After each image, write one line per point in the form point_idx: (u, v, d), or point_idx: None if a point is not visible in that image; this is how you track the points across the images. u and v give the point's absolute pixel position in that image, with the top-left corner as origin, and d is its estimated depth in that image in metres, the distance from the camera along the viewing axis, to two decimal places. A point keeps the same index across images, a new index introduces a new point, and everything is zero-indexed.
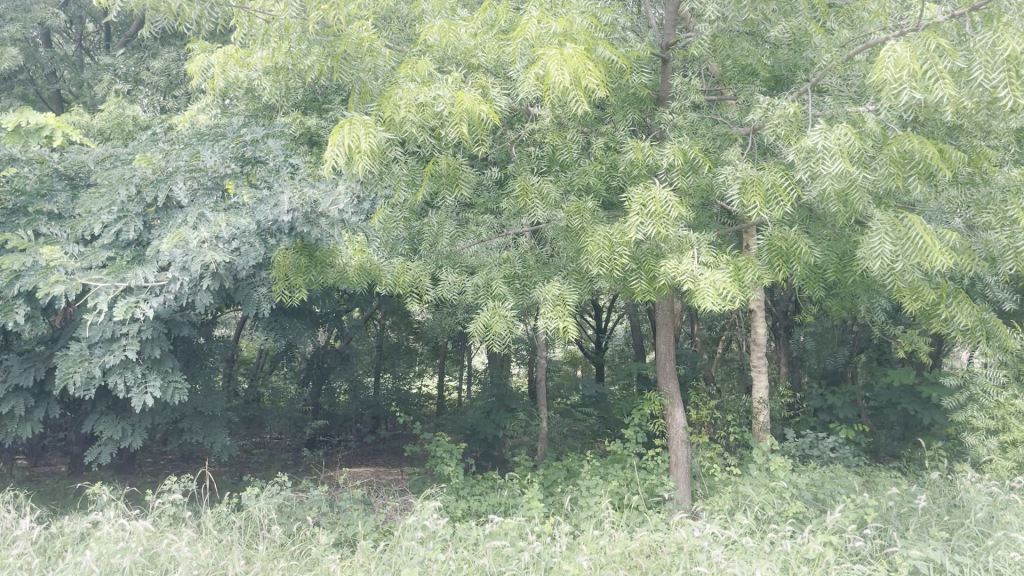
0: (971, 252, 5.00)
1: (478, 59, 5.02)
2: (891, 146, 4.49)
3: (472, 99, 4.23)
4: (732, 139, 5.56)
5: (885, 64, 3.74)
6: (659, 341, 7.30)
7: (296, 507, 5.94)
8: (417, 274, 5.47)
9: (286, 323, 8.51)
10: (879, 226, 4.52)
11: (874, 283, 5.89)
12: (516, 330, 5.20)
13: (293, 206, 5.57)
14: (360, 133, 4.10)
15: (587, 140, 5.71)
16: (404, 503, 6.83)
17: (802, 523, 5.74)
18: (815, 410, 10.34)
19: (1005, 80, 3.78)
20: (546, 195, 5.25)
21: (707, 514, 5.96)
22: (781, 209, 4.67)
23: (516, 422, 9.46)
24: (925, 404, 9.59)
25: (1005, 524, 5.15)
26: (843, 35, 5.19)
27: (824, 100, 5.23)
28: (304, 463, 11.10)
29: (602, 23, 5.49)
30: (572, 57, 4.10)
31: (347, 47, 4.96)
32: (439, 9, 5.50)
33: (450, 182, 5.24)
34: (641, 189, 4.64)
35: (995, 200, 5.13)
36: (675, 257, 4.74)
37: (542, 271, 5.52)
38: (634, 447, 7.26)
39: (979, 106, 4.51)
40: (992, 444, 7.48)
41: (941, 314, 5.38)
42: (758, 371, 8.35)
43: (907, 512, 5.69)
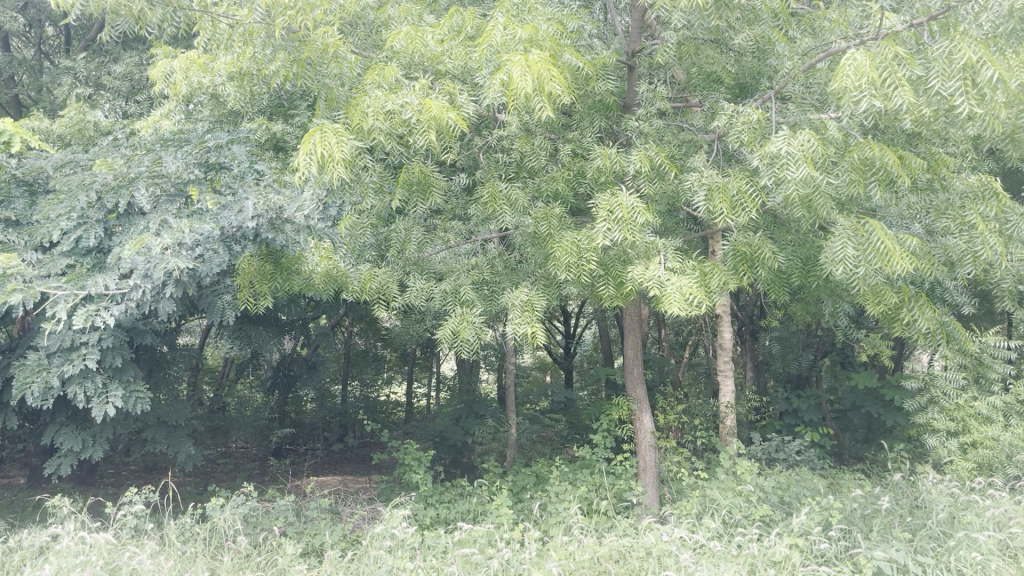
0: (931, 257, 5.08)
1: (444, 66, 5.01)
2: (852, 154, 4.56)
3: (440, 106, 4.19)
4: (697, 146, 5.61)
5: (846, 72, 3.80)
6: (626, 346, 7.27)
7: (262, 518, 5.87)
8: (384, 280, 5.46)
9: (252, 332, 8.47)
10: (842, 232, 4.60)
11: (837, 287, 5.97)
12: (485, 336, 5.18)
13: (258, 211, 5.40)
14: (332, 142, 4.06)
15: (554, 146, 5.74)
16: (372, 511, 6.79)
17: (768, 526, 5.79)
18: (780, 414, 10.48)
19: (961, 89, 3.87)
20: (515, 200, 5.26)
21: (675, 519, 6.00)
22: (746, 216, 4.74)
23: (485, 428, 9.42)
24: (888, 406, 9.73)
25: (966, 524, 5.25)
26: (806, 43, 5.27)
27: (787, 107, 5.30)
28: (270, 472, 10.93)
29: (567, 29, 5.54)
30: (536, 62, 4.11)
31: (312, 53, 4.92)
32: (405, 15, 5.50)
33: (421, 190, 5.24)
34: (608, 195, 4.67)
35: (953, 206, 5.20)
36: (642, 263, 4.78)
37: (510, 277, 5.56)
38: (602, 452, 7.27)
39: (938, 114, 4.60)
40: (953, 446, 7.63)
41: (903, 319, 5.45)
42: (725, 375, 8.44)
43: (871, 513, 5.77)
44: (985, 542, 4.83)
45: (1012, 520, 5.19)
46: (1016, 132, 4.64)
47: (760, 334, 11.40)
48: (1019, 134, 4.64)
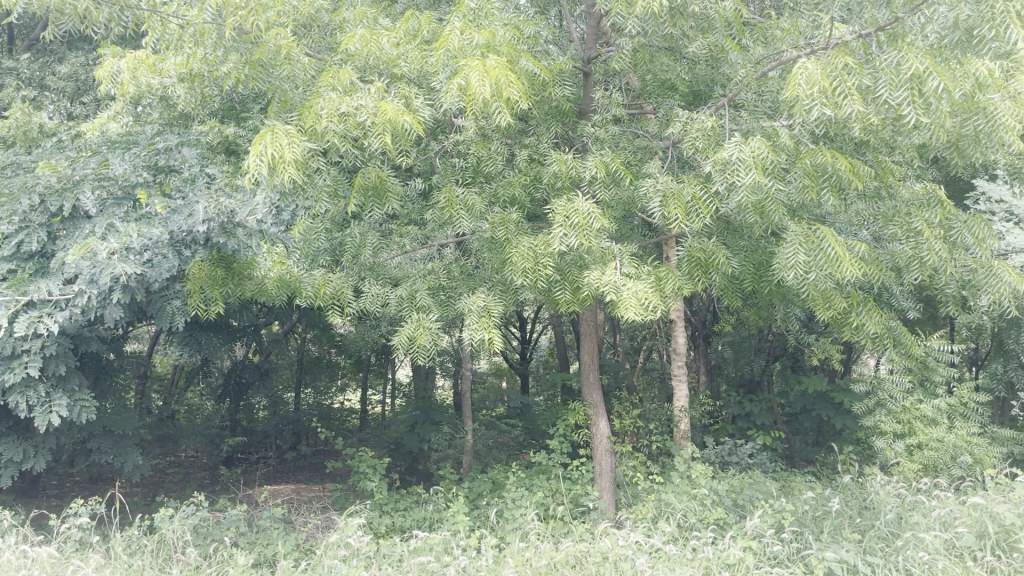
0: (879, 263, 5.20)
1: (400, 69, 4.95)
2: (804, 160, 4.65)
3: (395, 109, 4.16)
4: (652, 152, 5.65)
5: (798, 80, 3.87)
6: (582, 351, 7.29)
7: (212, 528, 5.74)
8: (338, 286, 5.38)
9: (202, 338, 8.32)
10: (794, 238, 4.66)
11: (788, 292, 6.07)
12: (441, 342, 5.14)
13: (208, 216, 5.26)
14: (283, 143, 3.99)
15: (510, 151, 5.75)
16: (326, 520, 6.70)
17: (722, 529, 5.85)
18: (732, 418, 10.61)
19: (909, 99, 3.96)
20: (472, 205, 5.27)
21: (631, 523, 6.02)
22: (700, 222, 4.79)
23: (441, 435, 9.33)
24: (837, 409, 9.91)
25: (913, 524, 5.37)
26: (758, 52, 5.36)
27: (740, 116, 5.36)
28: (221, 481, 10.72)
29: (524, 35, 5.54)
30: (493, 68, 4.10)
31: (264, 54, 4.83)
32: (361, 18, 5.47)
33: (377, 196, 5.18)
34: (564, 201, 4.69)
35: (900, 213, 5.28)
36: (598, 268, 4.80)
37: (466, 282, 5.53)
38: (559, 457, 7.26)
39: (885, 122, 4.70)
40: (899, 448, 7.78)
41: (852, 323, 5.55)
42: (678, 379, 8.54)
43: (821, 515, 5.87)
44: (932, 542, 4.93)
45: (957, 519, 5.31)
46: (960, 140, 4.76)
47: (712, 339, 11.53)
48: (963, 142, 4.76)
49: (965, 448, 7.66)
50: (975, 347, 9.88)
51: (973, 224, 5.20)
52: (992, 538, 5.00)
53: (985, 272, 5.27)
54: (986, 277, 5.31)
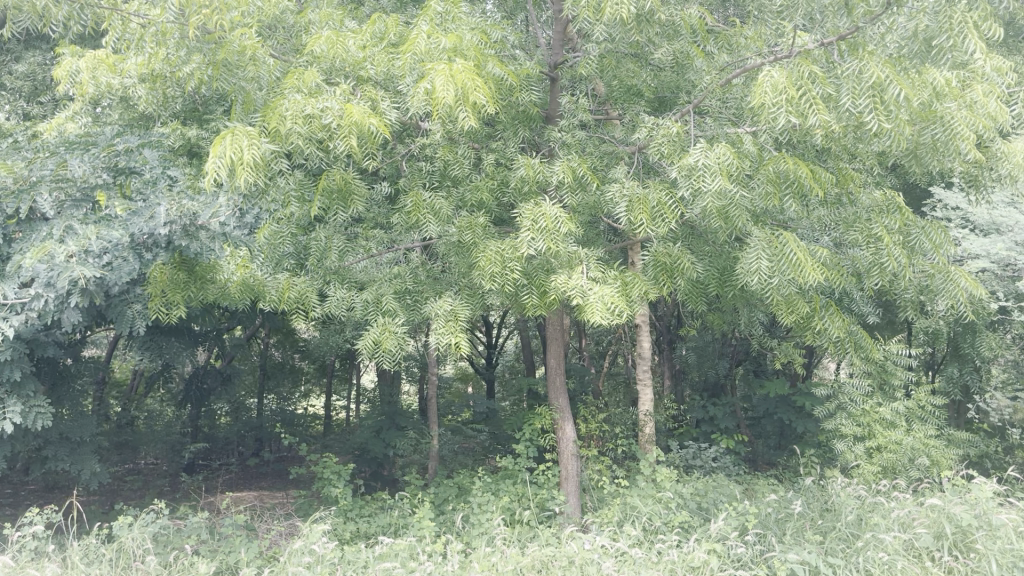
0: (840, 268, 5.31)
1: (367, 72, 4.92)
2: (767, 167, 4.72)
3: (362, 111, 4.15)
4: (618, 157, 5.69)
5: (763, 88, 3.93)
6: (548, 356, 7.27)
7: (173, 536, 5.65)
8: (302, 289, 5.34)
9: (163, 343, 8.17)
10: (757, 243, 4.71)
11: (751, 297, 6.15)
12: (407, 347, 5.11)
13: (170, 218, 5.09)
14: (244, 144, 3.96)
15: (477, 155, 5.75)
16: (290, 528, 6.63)
17: (687, 532, 5.90)
18: (696, 421, 10.71)
19: (870, 107, 4.04)
20: (438, 210, 5.25)
21: (596, 527, 6.04)
22: (665, 226, 4.83)
23: (406, 440, 9.28)
24: (799, 413, 10.06)
25: (873, 526, 5.46)
26: (723, 58, 5.36)
27: (704, 122, 5.41)
28: (182, 488, 10.52)
29: (490, 39, 5.55)
30: (460, 72, 4.12)
31: (228, 54, 4.75)
32: (326, 20, 5.45)
33: (342, 199, 5.14)
34: (531, 205, 4.70)
35: (860, 219, 5.41)
36: (565, 272, 4.83)
37: (433, 286, 5.51)
38: (525, 462, 7.25)
39: (846, 130, 4.79)
40: (859, 450, 7.90)
41: (815, 327, 5.64)
42: (643, 383, 8.58)
43: (783, 517, 5.95)
44: (891, 542, 5.02)
45: (916, 520, 5.40)
46: (918, 148, 4.86)
47: (677, 343, 11.61)
48: (921, 150, 4.86)
49: (922, 450, 7.81)
50: (933, 352, 10.05)
51: (931, 229, 5.35)
52: (950, 538, 5.08)
53: (942, 277, 5.39)
54: (943, 283, 5.44)
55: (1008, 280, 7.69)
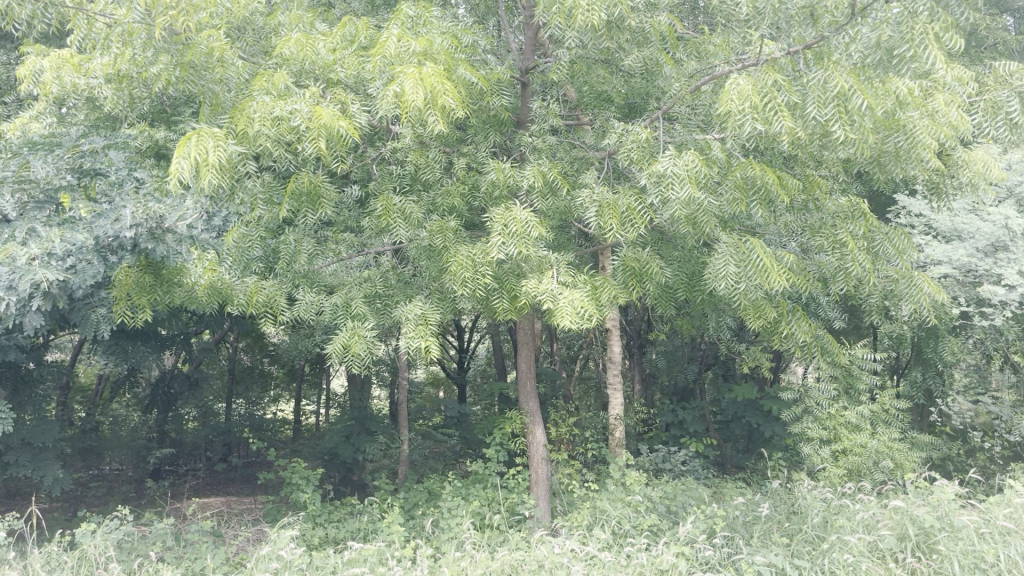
0: (806, 273, 5.39)
1: (337, 74, 4.89)
2: (735, 173, 4.79)
3: (331, 114, 4.15)
4: (589, 163, 5.72)
5: (730, 95, 3.98)
6: (519, 360, 7.26)
7: (138, 543, 5.56)
8: (271, 293, 5.31)
9: (129, 347, 8.04)
10: (725, 249, 4.76)
11: (720, 301, 6.20)
12: (377, 351, 5.09)
13: (136, 220, 5.02)
14: (209, 145, 3.94)
15: (448, 160, 5.74)
16: (257, 534, 6.57)
17: (656, 535, 5.94)
18: (666, 425, 10.78)
19: (836, 115, 4.11)
20: (409, 214, 5.25)
21: (566, 531, 6.05)
22: (635, 231, 4.87)
23: (376, 445, 9.23)
24: (767, 417, 10.16)
25: (838, 528, 5.54)
26: (691, 66, 5.44)
27: (673, 128, 5.46)
28: (147, 495, 10.35)
29: (462, 44, 5.56)
30: (430, 75, 4.14)
31: (195, 56, 4.71)
32: (296, 22, 5.43)
33: (311, 201, 5.11)
34: (502, 209, 4.72)
35: (826, 225, 5.50)
36: (535, 277, 4.85)
37: (403, 290, 5.50)
38: (496, 466, 7.24)
39: (812, 138, 4.86)
40: (825, 453, 8.00)
41: (782, 332, 5.72)
42: (614, 388, 8.62)
43: (751, 520, 6.03)
44: (855, 544, 5.08)
45: (880, 522, 5.47)
46: (881, 155, 4.94)
47: (647, 348, 11.68)
48: (884, 158, 4.95)
49: (887, 453, 7.92)
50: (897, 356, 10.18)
51: (895, 235, 5.46)
52: (912, 539, 5.15)
53: (906, 282, 5.48)
54: (907, 288, 5.53)
55: (970, 286, 7.69)
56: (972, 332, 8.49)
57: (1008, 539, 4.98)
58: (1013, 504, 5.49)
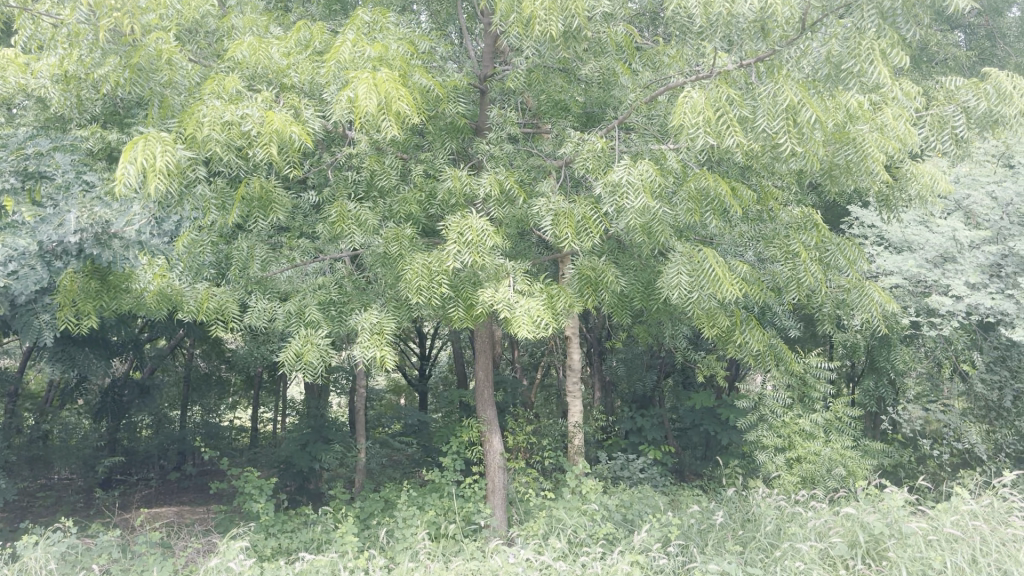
0: (760, 283, 5.45)
1: (290, 79, 4.80)
2: (689, 184, 4.82)
3: (283, 119, 4.10)
4: (546, 171, 5.71)
5: (683, 108, 4.00)
6: (477, 368, 7.22)
7: (83, 556, 5.43)
8: (222, 300, 5.22)
9: (77, 354, 7.84)
10: (677, 258, 4.79)
11: (675, 310, 6.25)
12: (331, 359, 5.03)
13: (81, 225, 4.94)
14: (156, 150, 3.85)
15: (405, 166, 5.70)
16: (208, 545, 6.46)
17: (611, 543, 5.95)
18: (625, 433, 10.82)
19: (784, 128, 4.19)
20: (364, 221, 5.20)
21: (522, 540, 6.04)
22: (590, 241, 4.89)
23: (333, 453, 9.12)
24: (724, 424, 10.25)
25: (790, 535, 5.60)
26: (646, 77, 5.43)
27: (630, 138, 5.49)
28: (96, 504, 10.08)
29: (419, 49, 5.55)
30: (383, 81, 4.11)
31: (143, 58, 4.57)
32: (250, 26, 5.36)
33: (263, 206, 5.03)
34: (458, 217, 4.70)
35: (779, 235, 5.57)
36: (491, 285, 4.83)
37: (359, 297, 5.45)
38: (452, 475, 7.18)
39: (764, 150, 4.91)
40: (780, 461, 8.09)
41: (736, 341, 5.78)
42: (572, 396, 8.66)
43: (706, 528, 6.09)
44: (806, 552, 5.13)
45: (831, 529, 5.53)
46: (832, 168, 5.02)
47: (607, 355, 11.73)
48: (835, 170, 5.03)
49: (839, 461, 8.04)
50: (852, 364, 10.33)
51: (846, 245, 5.55)
52: (862, 546, 5.22)
53: (857, 291, 5.56)
54: (859, 297, 5.62)
55: (920, 296, 7.80)
56: (922, 341, 8.66)
57: (955, 545, 5.05)
58: (959, 511, 5.58)
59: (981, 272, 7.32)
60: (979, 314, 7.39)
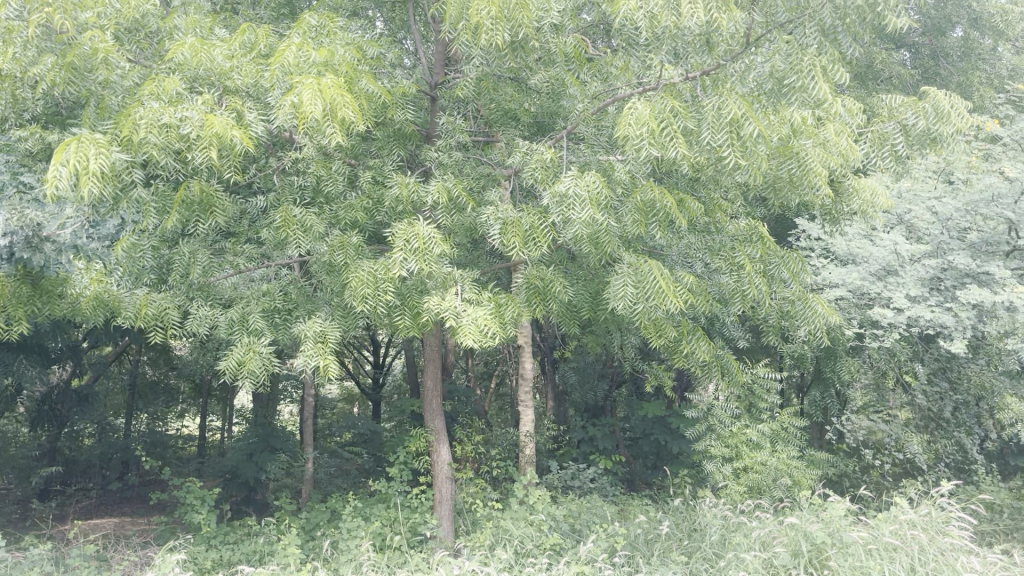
0: (706, 294, 5.51)
1: (234, 82, 4.68)
2: (636, 195, 4.85)
3: (224, 122, 4.00)
4: (495, 180, 5.70)
5: (628, 120, 4.01)
6: (426, 377, 7.11)
7: (11, 569, 5.24)
8: (161, 306, 5.07)
9: (9, 359, 7.59)
10: (624, 269, 4.80)
11: (623, 321, 6.31)
12: (274, 367, 4.93)
13: (10, 227, 4.73)
14: (90, 152, 3.73)
15: (353, 172, 5.63)
16: (145, 558, 6.29)
17: (558, 554, 5.93)
18: (576, 442, 10.84)
19: (728, 141, 4.22)
20: (309, 227, 5.09)
21: (468, 551, 5.98)
22: (537, 250, 4.88)
23: (279, 463, 8.96)
24: (674, 434, 10.34)
25: (735, 545, 5.63)
26: (595, 87, 5.44)
27: (578, 148, 5.49)
28: (31, 516, 9.75)
29: (367, 56, 5.52)
30: (328, 87, 4.04)
31: (78, 56, 4.46)
32: (193, 27, 5.27)
33: (203, 209, 4.90)
34: (405, 225, 4.64)
35: (725, 247, 5.65)
36: (438, 293, 4.77)
37: (304, 305, 5.36)
38: (399, 485, 7.09)
39: (709, 163, 4.96)
40: (727, 471, 8.17)
41: (682, 351, 5.83)
42: (523, 404, 8.62)
43: (652, 538, 6.11)
44: (750, 562, 5.16)
45: (774, 539, 5.56)
46: (777, 182, 5.08)
47: (559, 364, 11.76)
48: (780, 185, 5.09)
49: (785, 471, 8.14)
50: (799, 375, 10.49)
51: (789, 258, 5.64)
52: (805, 556, 5.24)
53: (801, 304, 5.67)
54: (803, 309, 5.71)
55: (864, 308, 7.92)
56: (866, 352, 8.82)
57: (893, 555, 5.11)
58: (899, 520, 5.65)
59: (921, 286, 7.45)
60: (920, 326, 7.54)
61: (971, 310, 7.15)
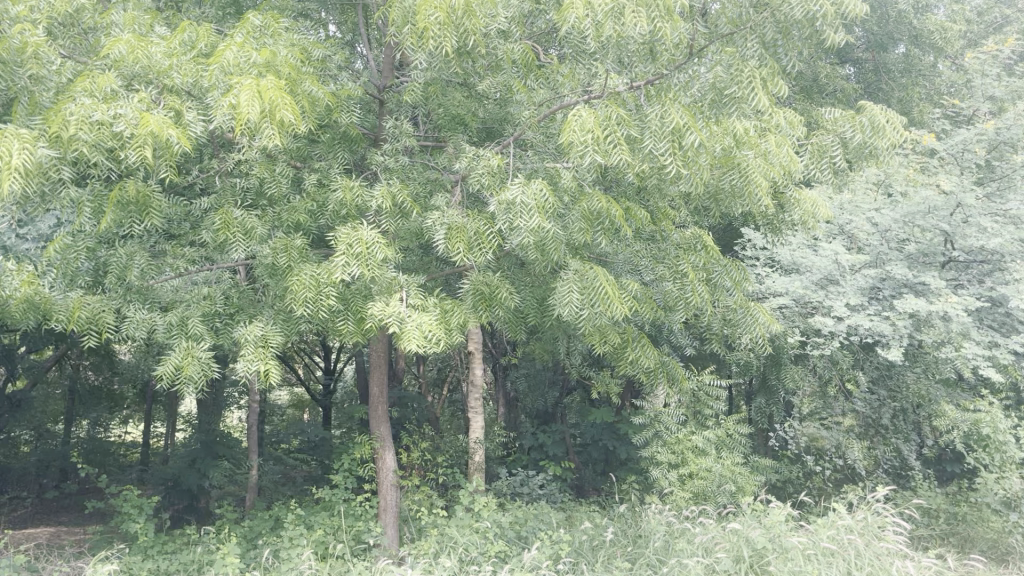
0: (650, 301, 5.55)
1: (171, 79, 4.57)
2: (582, 204, 4.89)
3: (159, 120, 3.91)
4: (442, 185, 5.63)
5: (572, 126, 4.02)
6: (371, 383, 7.03)
7: None
8: (95, 309, 4.85)
9: None
10: (570, 275, 4.81)
11: (569, 328, 6.35)
12: (213, 372, 4.82)
13: None
14: (13, 147, 3.61)
15: (297, 174, 5.57)
16: (77, 569, 6.08)
17: (502, 561, 5.90)
18: (526, 448, 10.84)
19: (669, 151, 4.26)
20: (251, 229, 5.00)
21: (411, 558, 5.92)
22: (483, 255, 4.87)
23: (222, 470, 8.79)
24: (622, 440, 10.40)
25: (678, 551, 5.68)
26: (542, 94, 5.46)
27: (525, 155, 5.49)
28: None
29: (311, 57, 5.46)
30: (267, 88, 3.98)
31: (5, 51, 4.30)
32: (131, 24, 5.15)
33: (139, 210, 4.78)
34: (348, 229, 4.58)
35: (669, 255, 5.69)
36: (382, 298, 4.71)
37: (245, 309, 5.27)
38: (342, 493, 6.98)
39: (653, 172, 5.05)
40: (672, 477, 8.23)
41: (627, 357, 5.87)
42: (473, 411, 8.59)
43: (597, 544, 6.13)
44: (691, 568, 5.18)
45: (716, 544, 5.58)
46: (719, 193, 5.15)
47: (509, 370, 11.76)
48: (722, 195, 5.16)
49: (729, 477, 8.20)
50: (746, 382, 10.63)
51: (732, 267, 5.76)
52: (746, 561, 5.29)
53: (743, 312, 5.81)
54: (744, 317, 5.84)
55: (807, 317, 8.06)
56: (809, 360, 8.98)
57: (830, 559, 5.20)
58: (837, 526, 5.74)
59: (860, 295, 7.60)
60: (859, 334, 7.69)
61: (907, 319, 7.30)
